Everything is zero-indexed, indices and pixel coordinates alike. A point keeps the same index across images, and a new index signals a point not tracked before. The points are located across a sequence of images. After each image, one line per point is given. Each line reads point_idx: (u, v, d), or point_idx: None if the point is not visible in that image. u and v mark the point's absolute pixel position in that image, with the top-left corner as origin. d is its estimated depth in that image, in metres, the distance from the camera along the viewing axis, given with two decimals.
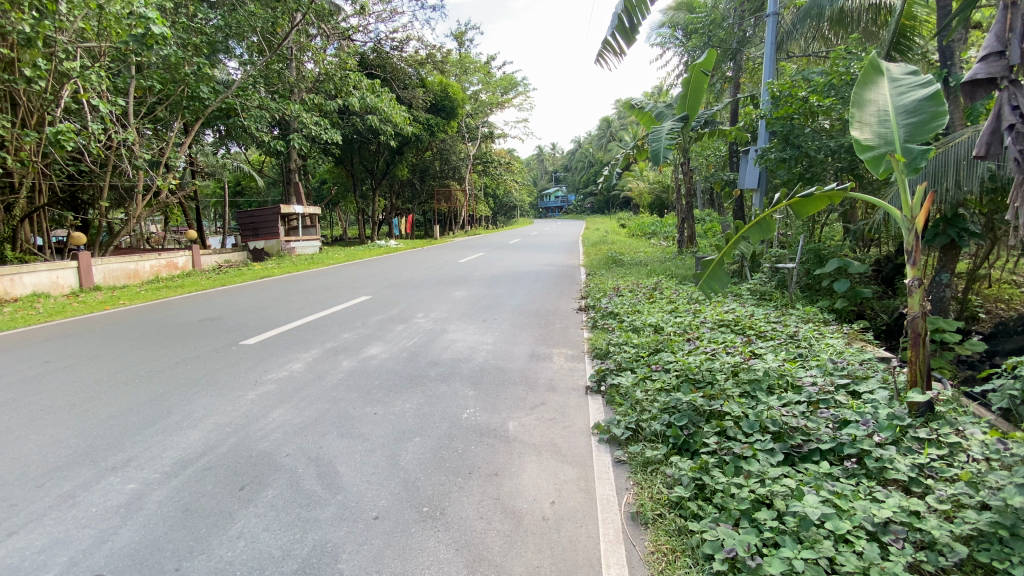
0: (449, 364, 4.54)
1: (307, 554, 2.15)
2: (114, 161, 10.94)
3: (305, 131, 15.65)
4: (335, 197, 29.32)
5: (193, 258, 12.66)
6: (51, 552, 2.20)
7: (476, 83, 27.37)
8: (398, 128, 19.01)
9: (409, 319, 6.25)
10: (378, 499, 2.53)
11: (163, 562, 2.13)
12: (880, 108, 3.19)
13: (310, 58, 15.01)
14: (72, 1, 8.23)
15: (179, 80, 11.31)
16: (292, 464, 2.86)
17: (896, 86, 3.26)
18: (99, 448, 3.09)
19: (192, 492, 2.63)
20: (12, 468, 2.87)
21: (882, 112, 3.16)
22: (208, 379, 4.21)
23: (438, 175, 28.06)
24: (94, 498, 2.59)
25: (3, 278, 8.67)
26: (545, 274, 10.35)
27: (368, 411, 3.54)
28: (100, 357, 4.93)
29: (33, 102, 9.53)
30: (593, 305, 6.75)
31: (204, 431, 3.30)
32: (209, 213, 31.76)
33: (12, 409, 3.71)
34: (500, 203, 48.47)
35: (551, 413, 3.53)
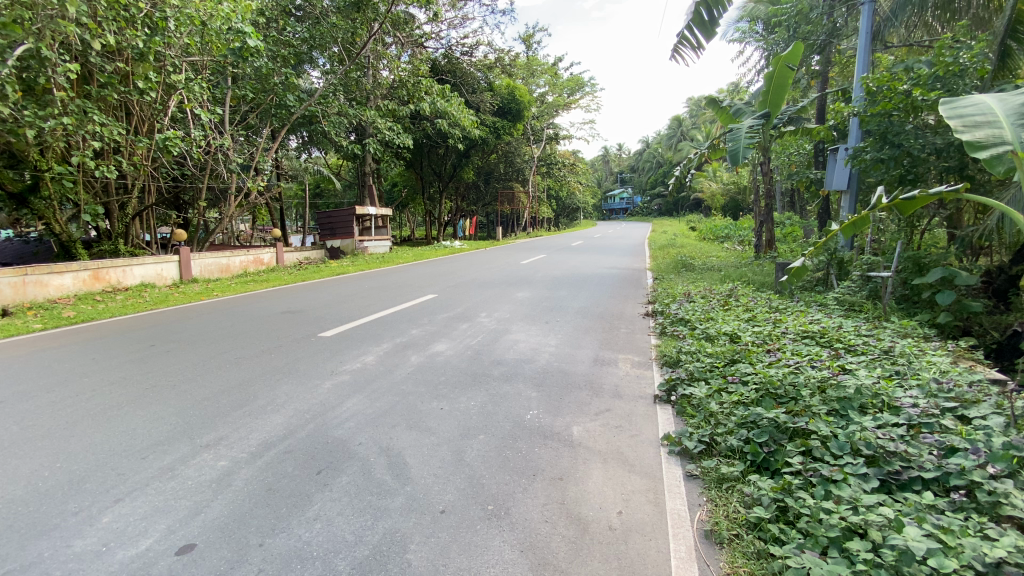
0: (512, 364, 4.55)
1: (377, 542, 2.22)
2: (211, 165, 11.99)
3: (379, 136, 16.36)
4: (404, 199, 30.45)
5: (277, 254, 13.60)
6: (151, 519, 2.41)
7: (543, 85, 27.45)
8: (466, 132, 19.44)
9: (473, 318, 6.35)
10: (444, 493, 2.56)
11: (248, 537, 2.28)
12: (986, 118, 2.86)
13: (386, 66, 15.74)
14: (180, 18, 9.13)
15: (269, 90, 12.28)
16: (364, 453, 2.97)
17: (996, 101, 2.97)
18: (194, 426, 3.37)
19: (274, 473, 2.80)
20: (121, 440, 3.19)
21: (990, 120, 2.83)
22: (289, 368, 4.49)
23: (503, 177, 28.38)
24: (191, 472, 2.83)
25: (118, 269, 9.72)
26: (610, 277, 10.14)
27: (434, 406, 3.62)
28: (197, 344, 5.41)
29: (145, 112, 10.63)
30: (661, 310, 6.52)
31: (286, 416, 3.51)
32: (291, 213, 33.98)
33: (124, 386, 4.13)
34: (563, 204, 48.28)
35: (617, 420, 3.44)
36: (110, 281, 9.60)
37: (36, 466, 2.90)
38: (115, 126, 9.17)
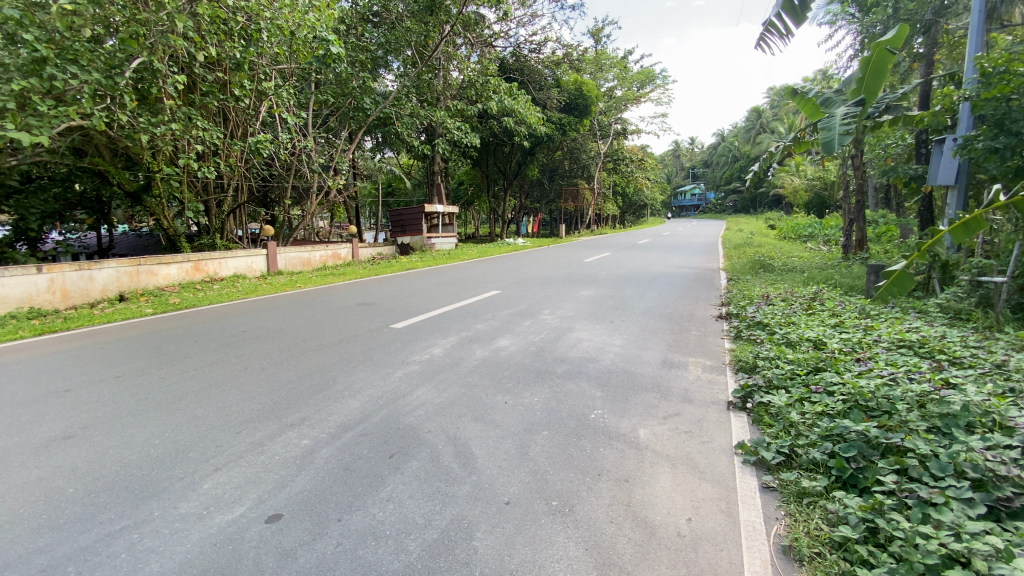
0: (576, 362, 4.52)
1: (445, 527, 2.29)
2: (296, 166, 12.89)
3: (448, 136, 16.83)
4: (471, 196, 31.09)
5: (353, 250, 14.36)
6: (245, 488, 2.65)
7: (611, 79, 26.92)
8: (532, 129, 19.56)
9: (536, 315, 6.37)
10: (509, 485, 2.60)
11: (329, 511, 2.44)
12: None
13: (456, 67, 16.19)
14: (271, 29, 9.85)
15: (348, 93, 13.06)
16: (433, 440, 3.08)
17: None
18: (281, 406, 3.66)
19: (351, 453, 2.98)
20: (219, 415, 3.53)
21: None
22: (364, 356, 4.75)
23: (567, 174, 28.20)
24: (278, 448, 3.07)
25: (215, 261, 10.69)
26: (680, 277, 9.80)
27: (499, 399, 3.68)
28: (282, 331, 5.83)
29: (240, 117, 11.58)
30: (736, 313, 6.20)
31: (361, 401, 3.72)
32: (365, 211, 35.81)
33: (220, 367, 4.56)
34: (629, 201, 47.16)
35: (687, 425, 3.32)
36: (209, 272, 10.57)
37: (148, 435, 3.26)
38: (215, 131, 10.09)
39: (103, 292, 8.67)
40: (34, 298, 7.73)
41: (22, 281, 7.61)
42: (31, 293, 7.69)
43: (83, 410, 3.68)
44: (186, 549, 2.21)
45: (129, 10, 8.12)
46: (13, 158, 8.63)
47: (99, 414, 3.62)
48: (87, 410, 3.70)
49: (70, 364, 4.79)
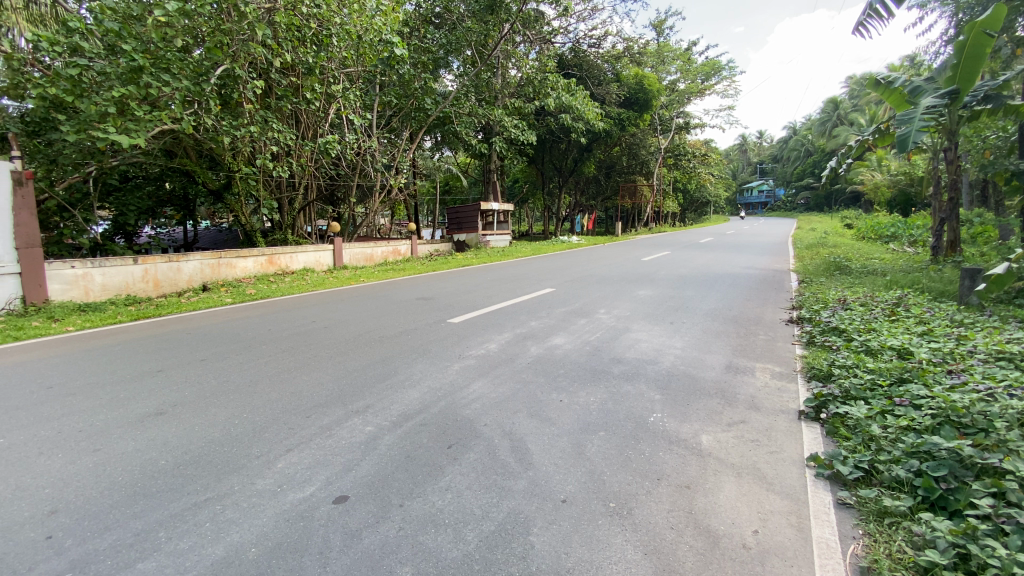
0: (634, 364, 4.42)
1: (502, 520, 2.32)
2: (360, 165, 13.49)
3: (505, 134, 16.98)
4: (527, 194, 31.20)
5: (412, 246, 14.79)
6: (314, 469, 2.81)
7: (674, 72, 26.04)
8: (590, 125, 19.35)
9: (592, 314, 6.29)
10: (566, 483, 2.59)
11: (391, 496, 2.54)
12: None
13: (515, 64, 16.30)
14: (340, 34, 10.29)
15: (410, 95, 13.51)
16: (489, 434, 3.13)
17: None
18: (347, 393, 3.84)
19: (412, 442, 3.08)
20: (292, 399, 3.76)
21: None
22: (423, 349, 4.88)
23: (625, 170, 27.60)
24: (344, 432, 3.23)
25: (287, 255, 11.36)
26: (744, 278, 9.35)
27: (555, 397, 3.67)
28: (347, 323, 6.12)
29: (310, 119, 12.22)
30: (808, 318, 5.84)
31: (420, 391, 3.83)
32: (422, 208, 36.85)
33: (292, 355, 4.85)
34: (689, 198, 45.52)
35: (753, 433, 3.17)
36: (281, 266, 11.26)
37: (228, 415, 3.52)
38: (287, 133, 10.70)
39: (189, 283, 9.46)
40: (131, 286, 8.62)
41: (120, 271, 8.50)
42: (128, 282, 8.58)
43: (173, 389, 4.04)
44: (263, 522, 2.37)
45: (214, 21, 8.75)
46: (115, 159, 9.56)
47: (186, 393, 3.96)
48: (176, 389, 4.06)
49: (160, 348, 5.26)
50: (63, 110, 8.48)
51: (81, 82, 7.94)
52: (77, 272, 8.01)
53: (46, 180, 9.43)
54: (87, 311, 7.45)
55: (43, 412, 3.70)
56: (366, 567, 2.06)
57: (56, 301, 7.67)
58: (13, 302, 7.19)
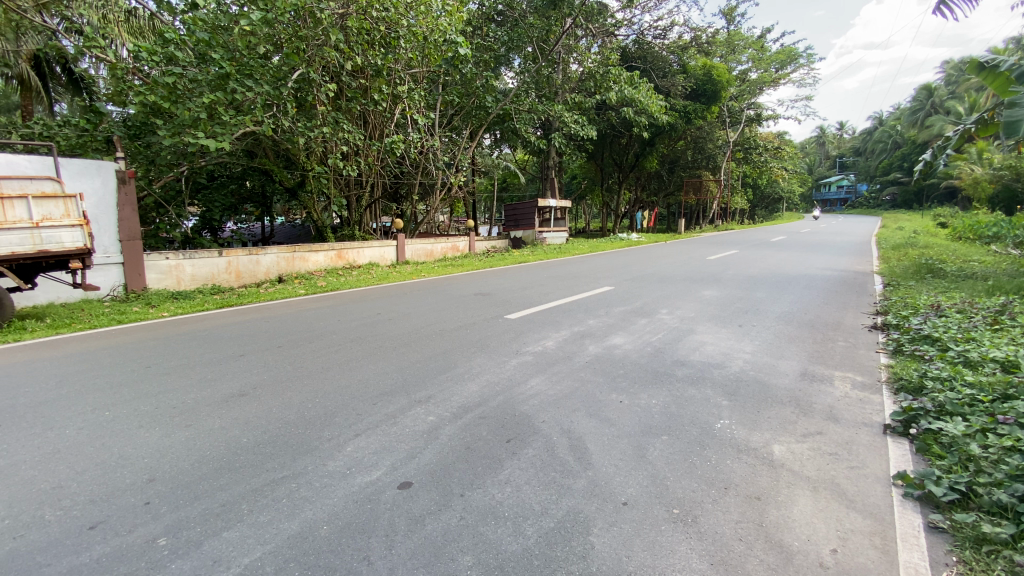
0: (698, 367, 4.26)
1: (561, 517, 2.32)
2: (423, 164, 13.88)
3: (564, 130, 16.85)
4: (585, 190, 30.87)
5: (471, 242, 15.04)
6: (381, 455, 2.93)
7: (745, 61, 24.73)
8: (654, 119, 18.79)
9: (653, 314, 6.13)
10: (627, 486, 2.55)
11: (453, 486, 2.60)
12: None
13: (577, 59, 16.17)
14: (407, 36, 10.60)
15: (472, 93, 13.76)
16: (548, 431, 3.12)
17: None
18: (411, 383, 3.98)
19: (472, 434, 3.14)
20: (360, 386, 3.95)
21: None
22: (482, 344, 4.95)
23: (689, 165, 26.58)
24: (407, 421, 3.35)
25: (355, 250, 11.90)
26: (821, 279, 8.74)
27: (615, 398, 3.61)
28: (410, 316, 6.33)
29: (378, 120, 12.71)
30: (896, 324, 5.38)
31: (479, 385, 3.90)
32: (481, 205, 37.37)
33: (359, 344, 5.10)
34: (759, 193, 43.12)
35: (831, 446, 2.97)
36: (350, 260, 11.82)
37: (301, 399, 3.75)
38: (356, 133, 11.17)
39: (266, 274, 10.15)
40: (216, 277, 9.37)
41: (208, 263, 9.26)
42: (214, 273, 9.33)
43: (253, 372, 4.37)
44: (334, 502, 2.50)
45: (292, 28, 9.33)
46: (204, 159, 10.40)
47: (264, 376, 4.26)
48: (256, 372, 4.39)
49: (241, 334, 5.70)
50: (160, 115, 9.32)
51: (176, 89, 8.71)
52: (171, 263, 8.81)
53: (145, 180, 10.31)
54: (179, 299, 8.17)
55: (145, 388, 4.11)
56: (428, 553, 2.12)
57: (153, 289, 8.49)
58: (117, 289, 8.11)
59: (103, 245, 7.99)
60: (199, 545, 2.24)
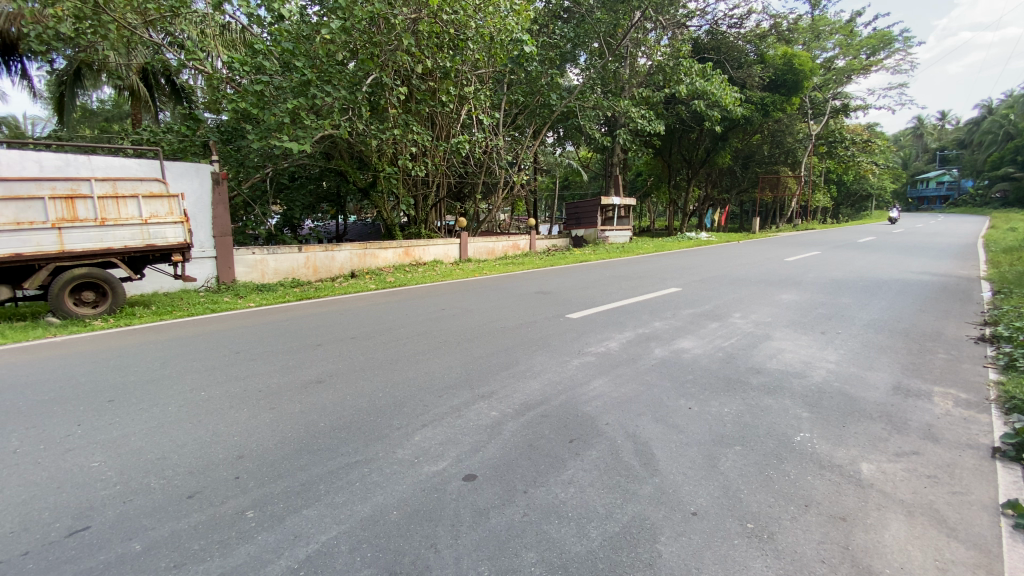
0: (775, 375, 4.02)
1: (626, 523, 2.27)
2: (487, 163, 14.09)
3: (631, 125, 16.45)
4: (651, 187, 30.00)
5: (531, 241, 15.08)
6: (446, 446, 3.02)
7: (831, 48, 22.99)
8: (727, 111, 17.91)
9: (724, 317, 5.86)
10: (697, 495, 2.45)
11: (516, 482, 2.63)
12: None
13: (645, 53, 15.78)
14: (474, 36, 10.79)
15: (537, 91, 13.79)
16: (612, 434, 3.07)
17: None
18: (474, 378, 4.06)
19: (535, 432, 3.15)
20: (426, 379, 4.08)
21: None
22: (544, 342, 4.96)
23: (765, 160, 25.09)
24: (471, 415, 3.42)
25: (420, 248, 12.29)
26: (917, 285, 7.96)
27: (683, 404, 3.49)
28: (473, 312, 6.46)
29: (444, 121, 13.04)
30: (1008, 337, 4.79)
31: (542, 384, 3.90)
32: (543, 203, 37.41)
33: (424, 339, 5.28)
34: (844, 190, 39.93)
35: (928, 467, 2.70)
36: (416, 257, 12.22)
37: (373, 388, 3.94)
38: (424, 134, 11.51)
39: (340, 269, 10.74)
40: (296, 271, 10.04)
41: (289, 258, 9.94)
42: (294, 268, 10.00)
43: (329, 362, 4.64)
44: (403, 489, 2.61)
45: (367, 35, 9.79)
46: (287, 161, 11.13)
47: (338, 365, 4.52)
48: (332, 361, 4.67)
49: (318, 325, 6.08)
50: (249, 121, 10.08)
51: (264, 96, 9.39)
52: (257, 257, 9.53)
53: (236, 181, 11.23)
54: (263, 291, 8.83)
55: (236, 371, 4.50)
56: (493, 547, 2.16)
57: (241, 281, 9.24)
58: (211, 280, 8.91)
59: (199, 240, 8.77)
60: (281, 520, 2.41)
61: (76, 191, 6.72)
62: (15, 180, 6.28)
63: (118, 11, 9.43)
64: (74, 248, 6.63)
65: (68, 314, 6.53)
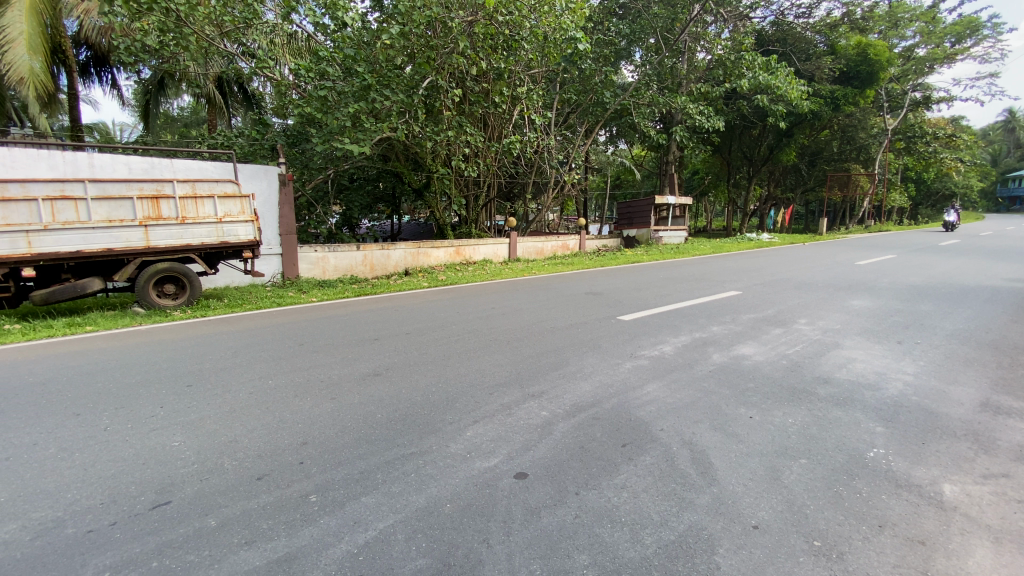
0: (845, 387, 3.78)
1: (682, 532, 2.22)
2: (538, 163, 14.09)
3: (688, 122, 15.93)
4: (708, 186, 29.00)
5: (581, 241, 14.95)
6: (498, 443, 3.05)
7: (912, 35, 21.31)
8: (793, 106, 17.00)
9: (788, 323, 5.57)
10: (758, 508, 2.36)
11: (568, 482, 2.62)
12: None
13: (705, 47, 15.25)
14: (529, 36, 10.82)
15: (590, 89, 13.63)
16: (666, 440, 3.00)
17: None
18: (524, 377, 4.08)
19: (586, 434, 3.13)
20: (477, 376, 4.14)
21: None
22: (595, 344, 4.91)
23: (835, 158, 23.60)
24: (522, 413, 3.44)
25: (471, 247, 12.47)
26: (1011, 292, 7.24)
27: (743, 412, 3.36)
28: (522, 312, 6.49)
29: (497, 122, 13.18)
30: None
31: (593, 386, 3.86)
32: (594, 203, 36.98)
33: (475, 336, 5.35)
34: (924, 188, 36.86)
35: (1022, 493, 2.46)
36: (467, 256, 12.40)
37: (426, 383, 4.05)
38: (476, 135, 11.68)
39: (395, 268, 11.09)
40: (354, 268, 10.46)
41: (347, 256, 10.37)
42: (352, 265, 10.42)
43: (385, 355, 4.82)
44: (456, 483, 2.66)
45: (424, 39, 10.05)
46: (347, 163, 11.61)
47: (393, 359, 4.68)
48: (387, 355, 4.84)
49: (374, 321, 6.33)
50: (313, 125, 10.61)
51: (327, 101, 9.84)
52: (318, 255, 10.00)
53: (300, 182, 11.85)
54: (323, 287, 9.26)
55: (300, 361, 4.77)
56: (545, 546, 2.17)
57: (304, 277, 9.74)
58: (276, 276, 9.45)
59: (267, 238, 9.32)
60: (342, 505, 2.52)
61: (161, 192, 7.30)
62: (109, 181, 6.89)
63: (197, 25, 10.15)
64: (158, 244, 7.24)
65: (152, 305, 7.15)
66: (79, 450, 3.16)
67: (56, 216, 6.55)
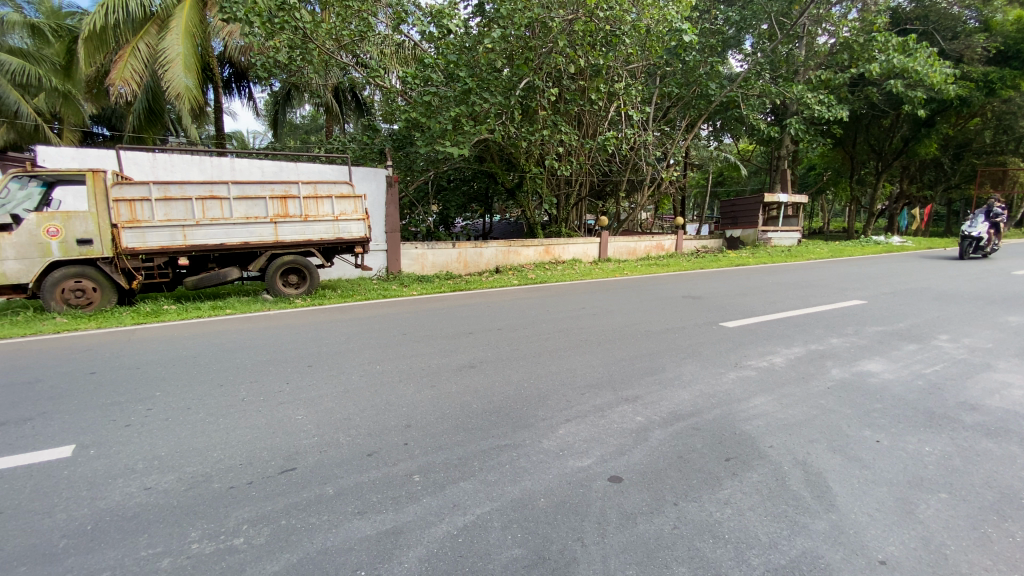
0: (1000, 416, 3.25)
1: (793, 557, 2.07)
2: (634, 160, 13.71)
3: (804, 113, 14.53)
4: (825, 182, 26.28)
5: (677, 241, 14.34)
6: (592, 444, 3.05)
7: None
8: (934, 91, 14.89)
9: (925, 339, 4.90)
10: (886, 542, 2.13)
11: (665, 491, 2.56)
12: None
13: (828, 30, 13.83)
14: (630, 31, 10.58)
15: (693, 82, 12.97)
16: (776, 458, 2.80)
17: None
18: (618, 380, 4.03)
19: (685, 443, 3.01)
20: (569, 375, 4.16)
21: None
22: (694, 350, 4.70)
23: (989, 149, 20.24)
24: (616, 416, 3.40)
25: (561, 247, 12.46)
26: None
27: (867, 435, 3.03)
28: (615, 313, 6.38)
29: (592, 119, 13.09)
30: None
31: (692, 394, 3.71)
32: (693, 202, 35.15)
33: (567, 336, 5.36)
34: None
35: None
36: (556, 255, 12.41)
37: (519, 378, 4.15)
38: (571, 134, 11.70)
39: (487, 265, 11.43)
40: (450, 265, 10.97)
41: (444, 253, 10.89)
42: (448, 262, 10.94)
43: (481, 349, 5.01)
44: (551, 478, 2.71)
45: (524, 41, 10.23)
46: (447, 164, 12.19)
47: (488, 353, 4.84)
48: (483, 349, 5.01)
49: (470, 315, 6.57)
50: (418, 129, 11.28)
51: (431, 105, 10.39)
52: (418, 252, 10.61)
53: (404, 182, 12.66)
54: (422, 282, 9.81)
55: (403, 350, 5.11)
56: (642, 552, 2.14)
57: (405, 272, 10.38)
58: (382, 270, 10.17)
59: (375, 235, 10.07)
60: (443, 488, 2.68)
61: (288, 192, 8.12)
62: (248, 183, 7.84)
63: (320, 40, 11.17)
64: (285, 239, 8.15)
65: (279, 293, 8.11)
66: (222, 416, 3.67)
67: (206, 214, 7.62)
